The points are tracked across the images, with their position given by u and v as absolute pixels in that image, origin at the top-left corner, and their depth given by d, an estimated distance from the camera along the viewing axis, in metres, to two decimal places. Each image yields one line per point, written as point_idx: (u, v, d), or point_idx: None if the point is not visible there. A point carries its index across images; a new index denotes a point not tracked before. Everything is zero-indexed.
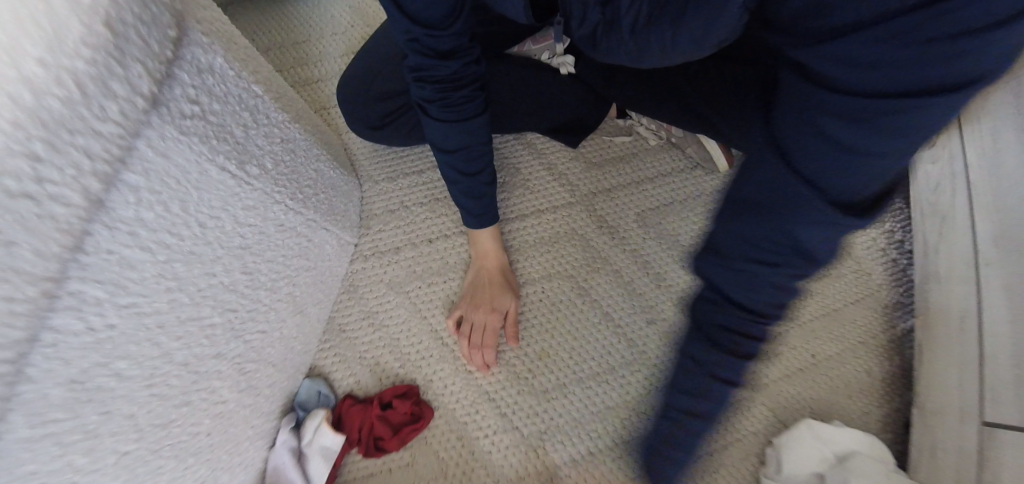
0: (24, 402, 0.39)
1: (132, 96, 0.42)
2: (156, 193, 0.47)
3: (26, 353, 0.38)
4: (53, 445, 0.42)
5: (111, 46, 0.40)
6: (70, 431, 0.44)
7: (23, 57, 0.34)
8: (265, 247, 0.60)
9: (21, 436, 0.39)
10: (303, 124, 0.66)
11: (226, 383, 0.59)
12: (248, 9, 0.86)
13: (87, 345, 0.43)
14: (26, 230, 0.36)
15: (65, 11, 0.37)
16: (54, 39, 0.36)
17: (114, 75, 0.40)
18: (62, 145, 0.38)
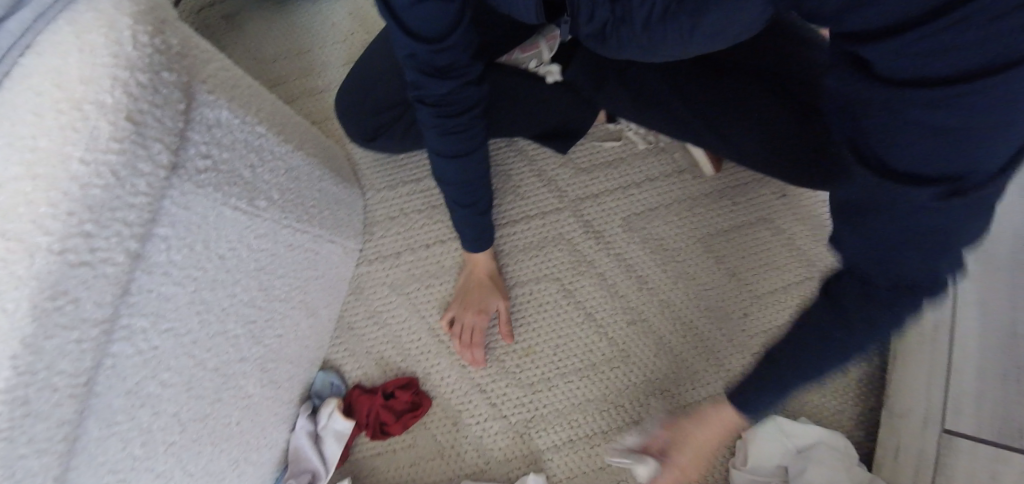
0: (96, 411, 0.49)
1: (155, 169, 0.48)
2: (183, 238, 0.54)
3: (93, 380, 0.48)
4: (117, 441, 0.52)
5: (135, 133, 0.46)
6: (129, 429, 0.53)
7: (68, 158, 0.42)
8: (278, 266, 0.68)
9: (93, 436, 0.49)
10: (306, 150, 0.73)
11: (251, 380, 0.68)
12: (258, 23, 0.96)
13: (138, 363, 0.53)
14: (87, 287, 0.44)
15: (94, 114, 0.44)
16: (88, 137, 0.43)
17: (141, 156, 0.47)
18: (106, 221, 0.44)
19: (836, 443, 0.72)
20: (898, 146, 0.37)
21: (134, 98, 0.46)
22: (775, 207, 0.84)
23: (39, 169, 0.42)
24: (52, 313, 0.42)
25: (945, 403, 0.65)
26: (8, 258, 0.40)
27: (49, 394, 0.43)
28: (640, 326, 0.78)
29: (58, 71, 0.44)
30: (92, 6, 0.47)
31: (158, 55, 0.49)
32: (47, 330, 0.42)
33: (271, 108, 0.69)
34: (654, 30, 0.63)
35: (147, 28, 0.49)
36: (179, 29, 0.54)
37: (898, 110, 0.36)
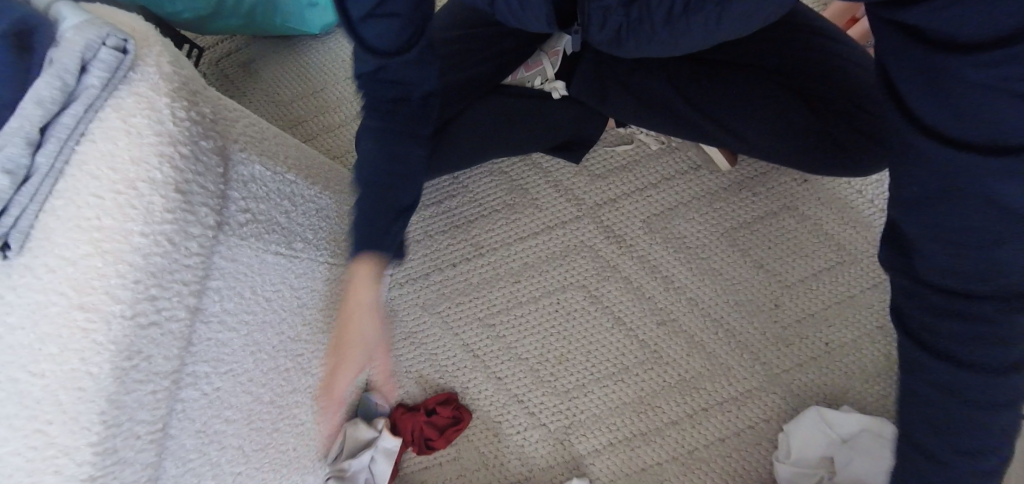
0: (172, 452, 0.54)
1: (204, 230, 0.54)
2: (232, 287, 0.59)
3: (167, 423, 0.53)
4: (193, 475, 0.57)
5: (182, 203, 0.52)
6: (202, 464, 0.58)
7: (129, 233, 0.48)
8: (318, 301, 0.73)
9: (171, 473, 0.54)
10: (332, 187, 0.78)
11: (302, 408, 0.73)
12: (274, 67, 1.02)
13: (205, 404, 0.58)
14: (156, 344, 0.50)
15: (149, 192, 0.49)
16: (146, 214, 0.49)
17: (190, 222, 0.52)
18: (167, 283, 0.50)
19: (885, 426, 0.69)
20: (957, 113, 0.41)
21: (178, 171, 0.51)
22: (798, 194, 0.85)
23: (106, 245, 0.47)
24: (127, 370, 0.47)
25: None
26: (90, 327, 0.46)
27: (133, 442, 0.48)
28: (671, 327, 0.80)
29: (111, 154, 0.49)
30: (132, 90, 0.50)
31: (194, 126, 0.54)
32: (124, 386, 0.47)
33: (297, 154, 0.73)
34: (675, 24, 0.67)
35: (182, 104, 0.53)
36: (210, 98, 0.59)
37: (947, 79, 0.41)
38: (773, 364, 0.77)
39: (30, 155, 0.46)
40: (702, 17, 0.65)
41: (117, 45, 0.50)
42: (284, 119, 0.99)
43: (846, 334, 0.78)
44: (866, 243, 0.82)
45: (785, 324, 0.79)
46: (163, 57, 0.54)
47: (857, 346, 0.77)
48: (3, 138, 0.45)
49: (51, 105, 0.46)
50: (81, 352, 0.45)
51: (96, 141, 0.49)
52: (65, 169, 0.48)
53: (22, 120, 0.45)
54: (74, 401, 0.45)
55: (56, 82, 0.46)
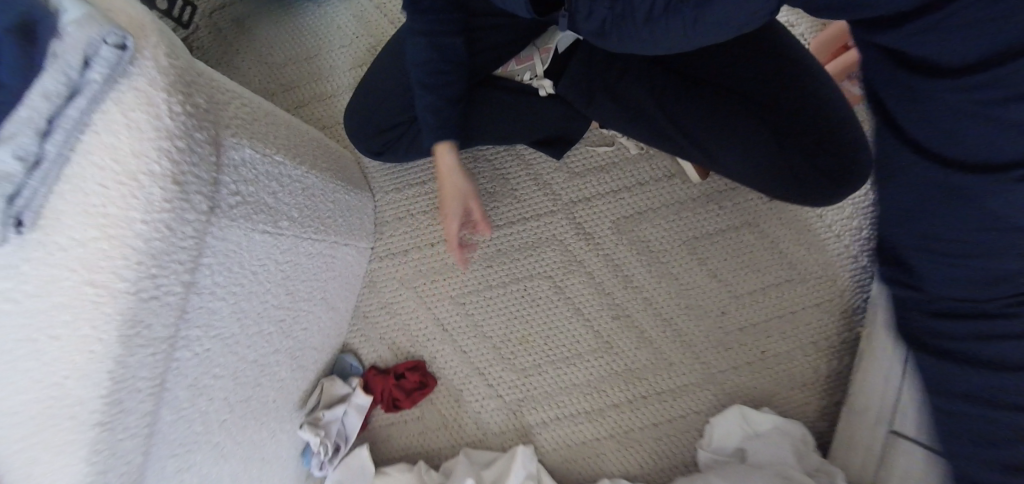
0: (172, 404, 0.62)
1: (197, 213, 0.59)
2: (222, 262, 0.65)
3: (164, 380, 0.60)
4: (185, 423, 0.65)
5: (177, 192, 0.55)
6: (194, 413, 0.66)
7: (131, 219, 0.53)
8: (300, 273, 0.79)
9: (168, 420, 0.62)
10: (320, 164, 0.82)
11: (283, 367, 0.81)
12: (272, 29, 1.04)
13: (197, 363, 0.65)
14: (155, 314, 0.56)
15: (149, 183, 0.54)
16: (145, 202, 0.54)
17: (187, 208, 0.57)
18: (165, 263, 0.56)
19: (797, 427, 0.80)
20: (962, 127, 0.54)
21: (177, 165, 0.55)
22: (762, 210, 0.90)
23: (111, 230, 0.53)
24: (131, 337, 0.54)
25: (899, 402, 0.73)
26: (99, 301, 0.53)
27: (135, 394, 0.56)
28: (625, 322, 0.88)
29: (114, 147, 0.53)
30: (132, 84, 0.53)
31: (189, 119, 0.57)
32: (129, 349, 0.54)
33: (286, 132, 0.77)
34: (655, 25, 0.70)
35: (178, 98, 0.56)
36: (204, 87, 0.62)
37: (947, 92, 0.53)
38: (711, 363, 0.86)
39: (39, 143, 0.51)
40: (678, 21, 0.68)
41: (117, 41, 0.52)
42: (277, 83, 1.02)
43: (780, 343, 0.87)
44: (817, 263, 0.88)
45: (729, 331, 0.87)
46: (161, 49, 0.56)
47: (789, 355, 0.86)
48: (15, 127, 0.50)
49: (57, 99, 0.50)
50: (92, 320, 0.53)
51: (98, 133, 0.53)
52: (71, 156, 0.52)
53: (33, 111, 0.50)
54: (87, 363, 0.53)
55: (61, 79, 0.50)
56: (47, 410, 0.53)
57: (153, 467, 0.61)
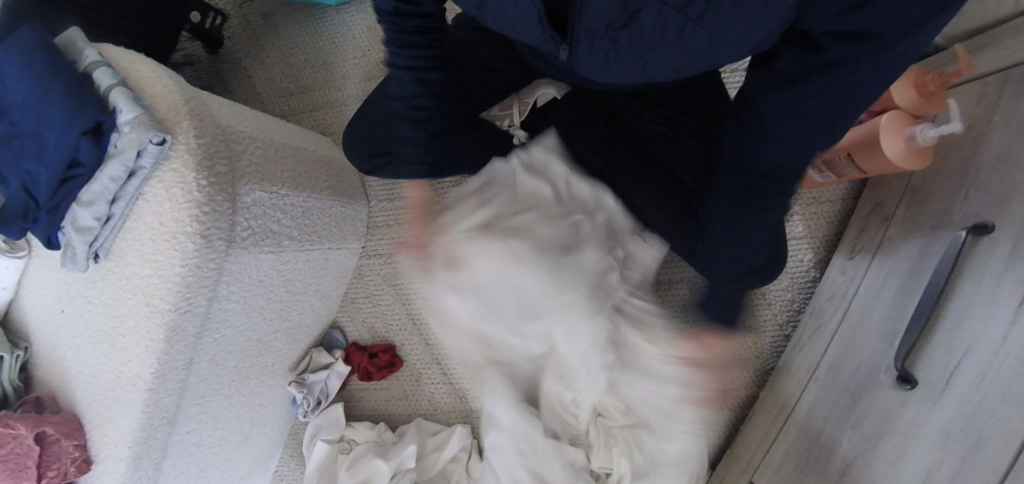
0: (200, 373, 0.84)
1: (218, 251, 0.75)
2: (236, 279, 0.82)
3: (192, 361, 0.81)
4: (207, 385, 0.87)
5: (200, 242, 0.72)
6: (214, 380, 0.88)
7: (170, 264, 0.71)
8: (300, 273, 0.97)
9: (195, 384, 0.84)
10: (321, 184, 0.98)
11: (282, 341, 1.02)
12: (295, 30, 1.17)
13: (219, 347, 0.86)
14: (188, 320, 0.75)
15: (184, 238, 0.71)
16: (178, 248, 0.71)
17: (212, 251, 0.74)
18: (195, 288, 0.74)
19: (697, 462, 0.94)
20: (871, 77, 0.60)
21: (202, 224, 0.71)
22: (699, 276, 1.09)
23: (158, 269, 0.72)
24: (173, 335, 0.75)
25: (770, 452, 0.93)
26: (149, 312, 0.73)
27: (173, 368, 0.77)
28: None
29: (161, 213, 0.70)
30: (171, 166, 0.70)
31: (211, 186, 0.72)
32: (170, 342, 0.75)
33: (294, 160, 0.93)
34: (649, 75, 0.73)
35: (204, 173, 0.71)
36: (227, 146, 0.77)
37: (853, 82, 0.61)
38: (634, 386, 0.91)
39: (108, 207, 0.69)
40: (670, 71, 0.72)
41: (158, 140, 0.68)
42: (297, 83, 1.17)
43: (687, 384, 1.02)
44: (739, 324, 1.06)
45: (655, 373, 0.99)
46: (191, 134, 0.71)
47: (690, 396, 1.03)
48: (93, 196, 0.68)
49: (120, 180, 0.68)
50: (147, 325, 0.73)
51: (147, 202, 0.71)
52: (130, 214, 0.72)
53: (102, 188, 0.68)
54: (142, 350, 0.74)
55: (121, 168, 0.67)
56: (115, 375, 0.76)
57: (182, 415, 0.84)
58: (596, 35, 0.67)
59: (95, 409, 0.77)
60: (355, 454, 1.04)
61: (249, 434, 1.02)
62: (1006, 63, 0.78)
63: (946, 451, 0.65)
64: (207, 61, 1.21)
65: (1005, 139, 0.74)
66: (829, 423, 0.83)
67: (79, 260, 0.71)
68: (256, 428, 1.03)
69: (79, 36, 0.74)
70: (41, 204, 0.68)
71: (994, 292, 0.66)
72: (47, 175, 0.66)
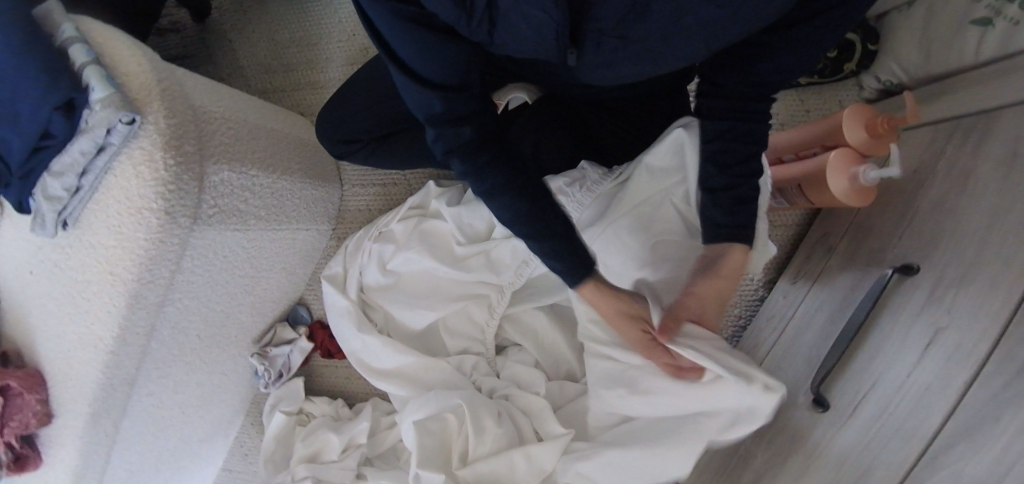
0: (161, 339, 0.88)
1: (180, 228, 0.79)
2: (201, 253, 0.86)
3: (154, 328, 0.85)
4: (168, 351, 0.91)
5: (164, 219, 0.75)
6: (176, 347, 0.92)
7: (135, 236, 0.75)
8: (265, 251, 1.01)
9: (157, 349, 0.88)
10: (293, 168, 1.02)
11: (246, 314, 1.06)
12: (282, 8, 1.19)
13: (182, 317, 0.90)
14: (150, 290, 0.80)
15: (149, 213, 0.74)
16: (142, 222, 0.75)
17: (175, 228, 0.78)
18: (157, 261, 0.78)
19: None
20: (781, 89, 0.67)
21: (167, 201, 0.75)
22: None
23: (123, 240, 0.76)
24: (135, 303, 0.79)
25: None
26: (113, 280, 0.77)
27: (133, 333, 0.81)
28: (514, 344, 1.05)
29: (127, 188, 0.74)
30: (140, 144, 0.73)
31: (178, 165, 0.76)
32: (132, 309, 0.79)
33: (266, 144, 0.96)
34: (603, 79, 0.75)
35: (170, 153, 0.74)
36: (196, 127, 0.80)
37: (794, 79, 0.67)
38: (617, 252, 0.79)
39: (78, 179, 0.73)
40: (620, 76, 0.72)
41: (128, 120, 0.71)
42: (280, 62, 1.20)
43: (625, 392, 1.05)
44: None
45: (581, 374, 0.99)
46: (161, 114, 0.74)
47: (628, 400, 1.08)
48: (64, 167, 0.72)
49: (90, 154, 0.72)
50: (111, 292, 0.77)
51: (115, 176, 0.74)
52: (99, 187, 0.75)
53: (73, 159, 0.72)
54: (104, 315, 0.78)
55: (91, 143, 0.71)
56: (78, 336, 0.80)
57: (142, 378, 0.88)
58: (604, 31, 0.61)
59: (57, 366, 0.81)
60: (310, 426, 1.09)
61: (210, 399, 1.07)
62: (950, 106, 0.76)
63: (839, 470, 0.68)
64: (194, 29, 1.23)
65: (945, 185, 0.70)
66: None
67: (48, 227, 0.75)
68: (217, 394, 1.08)
69: (57, 8, 0.76)
70: (15, 170, 0.72)
71: (906, 330, 0.65)
72: (21, 144, 0.70)
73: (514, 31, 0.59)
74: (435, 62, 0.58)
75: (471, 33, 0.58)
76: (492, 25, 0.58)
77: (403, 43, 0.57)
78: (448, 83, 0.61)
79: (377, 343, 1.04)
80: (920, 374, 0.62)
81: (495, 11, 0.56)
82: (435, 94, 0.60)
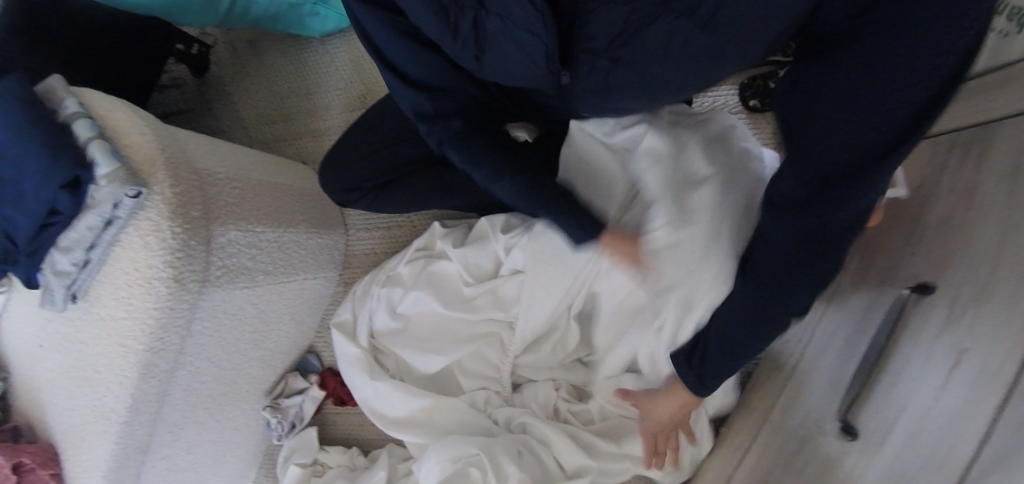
0: (173, 403, 0.87)
1: (189, 292, 0.78)
2: (211, 314, 0.85)
3: (166, 392, 0.84)
4: (180, 413, 0.89)
5: (173, 285, 0.75)
6: (188, 409, 0.91)
7: (145, 306, 0.74)
8: (274, 305, 1.01)
9: (169, 413, 0.87)
10: (298, 219, 1.01)
11: (256, 368, 1.05)
12: (279, 58, 1.20)
13: (194, 378, 0.89)
14: (162, 357, 0.79)
15: (157, 282, 0.74)
16: (153, 291, 0.74)
17: (184, 294, 0.77)
18: (168, 328, 0.77)
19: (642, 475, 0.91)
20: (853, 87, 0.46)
21: (176, 269, 0.74)
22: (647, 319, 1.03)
23: (133, 311, 0.75)
24: (148, 370, 0.78)
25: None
26: (124, 351, 0.76)
27: (145, 400, 0.79)
28: (528, 382, 1.03)
29: (135, 259, 0.74)
30: (146, 215, 0.73)
31: (185, 233, 0.75)
32: (144, 377, 0.78)
33: (270, 198, 0.95)
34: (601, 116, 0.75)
35: (176, 220, 0.74)
36: (200, 192, 0.79)
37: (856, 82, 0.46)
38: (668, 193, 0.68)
39: (86, 253, 0.73)
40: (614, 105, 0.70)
41: (134, 193, 0.71)
42: (279, 111, 1.20)
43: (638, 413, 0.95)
44: None
45: (599, 415, 0.96)
46: (166, 183, 0.74)
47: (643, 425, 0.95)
48: (72, 243, 0.72)
49: (97, 229, 0.72)
50: (123, 362, 0.76)
51: (123, 248, 0.74)
52: (107, 259, 0.75)
53: (81, 235, 0.71)
54: (118, 385, 0.77)
55: (98, 218, 0.71)
56: (91, 408, 0.78)
57: (153, 444, 0.86)
58: (596, 55, 0.59)
59: (70, 439, 0.80)
60: (326, 477, 1.07)
61: (223, 456, 1.05)
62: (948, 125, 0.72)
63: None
64: (194, 84, 1.24)
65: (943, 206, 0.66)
66: (779, 464, 0.78)
67: (57, 302, 0.74)
68: (229, 451, 1.06)
69: (60, 84, 0.77)
70: (22, 248, 0.72)
71: (928, 354, 0.60)
72: (28, 223, 0.70)
73: (500, 52, 0.59)
74: (419, 65, 0.65)
75: (458, 50, 0.59)
76: (479, 46, 0.59)
77: (399, 51, 0.64)
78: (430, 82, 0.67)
79: (390, 389, 1.03)
80: (949, 397, 0.56)
81: (484, 31, 0.57)
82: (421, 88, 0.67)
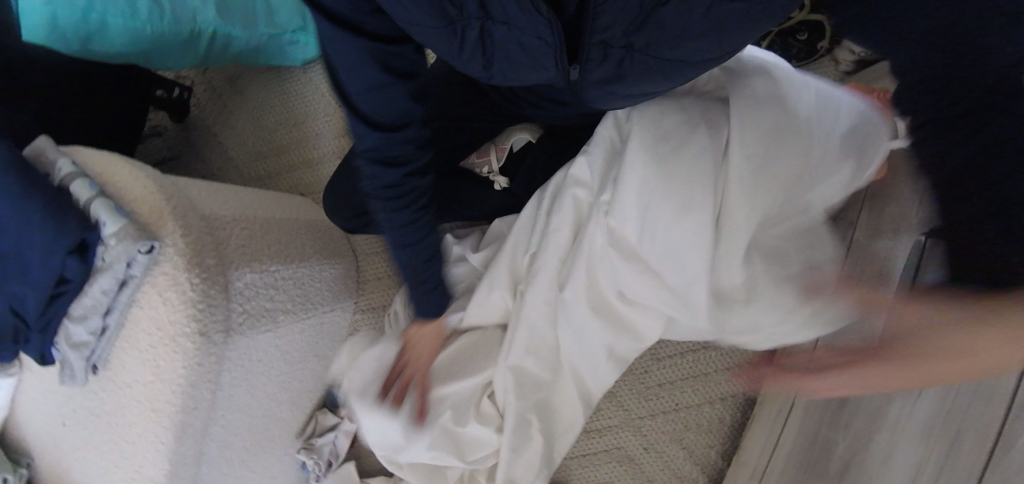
0: (210, 462, 0.83)
1: (214, 343, 0.73)
2: (237, 364, 0.81)
3: (201, 452, 0.79)
4: (216, 471, 0.85)
5: (199, 339, 0.70)
6: (223, 466, 0.86)
7: (175, 365, 0.70)
8: (296, 344, 0.97)
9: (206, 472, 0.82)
10: (308, 251, 0.97)
11: (286, 411, 1.01)
12: (260, 90, 1.15)
13: (226, 434, 0.84)
14: (196, 418, 0.74)
15: (183, 337, 0.69)
16: (181, 348, 0.70)
17: (211, 346, 0.73)
18: (198, 385, 0.72)
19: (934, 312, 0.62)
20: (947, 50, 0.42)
21: (200, 321, 0.70)
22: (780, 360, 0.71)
23: (162, 373, 0.70)
24: (184, 432, 0.73)
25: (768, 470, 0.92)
26: (155, 417, 0.71)
27: (184, 464, 0.74)
28: None
29: (156, 317, 0.70)
30: (162, 269, 0.69)
31: (204, 282, 0.71)
32: (181, 440, 0.73)
33: (278, 234, 0.92)
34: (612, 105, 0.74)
35: (195, 271, 0.70)
36: (213, 239, 0.75)
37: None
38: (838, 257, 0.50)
39: (103, 319, 0.69)
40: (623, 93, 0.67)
41: (146, 248, 0.67)
42: (269, 144, 1.16)
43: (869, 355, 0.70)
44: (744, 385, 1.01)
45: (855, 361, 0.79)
46: (178, 234, 0.70)
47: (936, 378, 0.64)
48: (86, 311, 0.68)
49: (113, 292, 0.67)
50: (155, 429, 0.71)
51: (141, 307, 0.70)
52: (125, 322, 0.71)
53: (95, 300, 0.67)
54: (152, 454, 0.72)
55: (112, 279, 0.67)
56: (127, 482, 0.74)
57: None
58: (608, 45, 0.60)
59: None
60: None
61: None
62: None
63: (932, 448, 0.67)
64: (175, 130, 1.20)
65: None
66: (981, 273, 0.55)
67: (78, 376, 0.70)
68: None
69: (49, 145, 0.73)
70: (32, 325, 0.67)
71: None
72: (35, 297, 0.65)
73: (508, 54, 0.59)
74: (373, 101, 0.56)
75: (464, 59, 0.60)
76: (486, 53, 0.60)
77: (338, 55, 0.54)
78: (390, 121, 0.58)
79: None
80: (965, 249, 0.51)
81: (489, 38, 0.57)
82: (370, 129, 0.57)
